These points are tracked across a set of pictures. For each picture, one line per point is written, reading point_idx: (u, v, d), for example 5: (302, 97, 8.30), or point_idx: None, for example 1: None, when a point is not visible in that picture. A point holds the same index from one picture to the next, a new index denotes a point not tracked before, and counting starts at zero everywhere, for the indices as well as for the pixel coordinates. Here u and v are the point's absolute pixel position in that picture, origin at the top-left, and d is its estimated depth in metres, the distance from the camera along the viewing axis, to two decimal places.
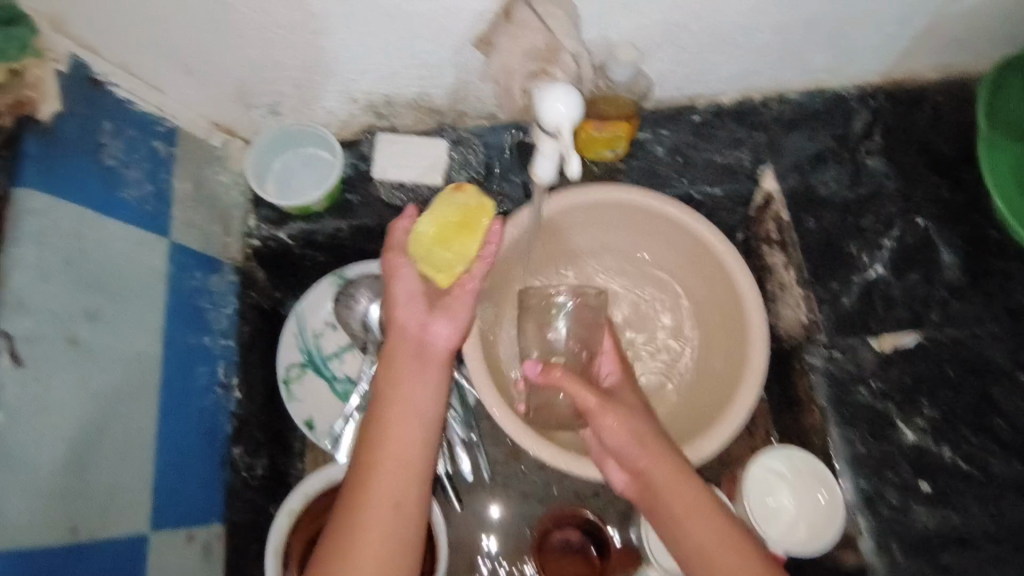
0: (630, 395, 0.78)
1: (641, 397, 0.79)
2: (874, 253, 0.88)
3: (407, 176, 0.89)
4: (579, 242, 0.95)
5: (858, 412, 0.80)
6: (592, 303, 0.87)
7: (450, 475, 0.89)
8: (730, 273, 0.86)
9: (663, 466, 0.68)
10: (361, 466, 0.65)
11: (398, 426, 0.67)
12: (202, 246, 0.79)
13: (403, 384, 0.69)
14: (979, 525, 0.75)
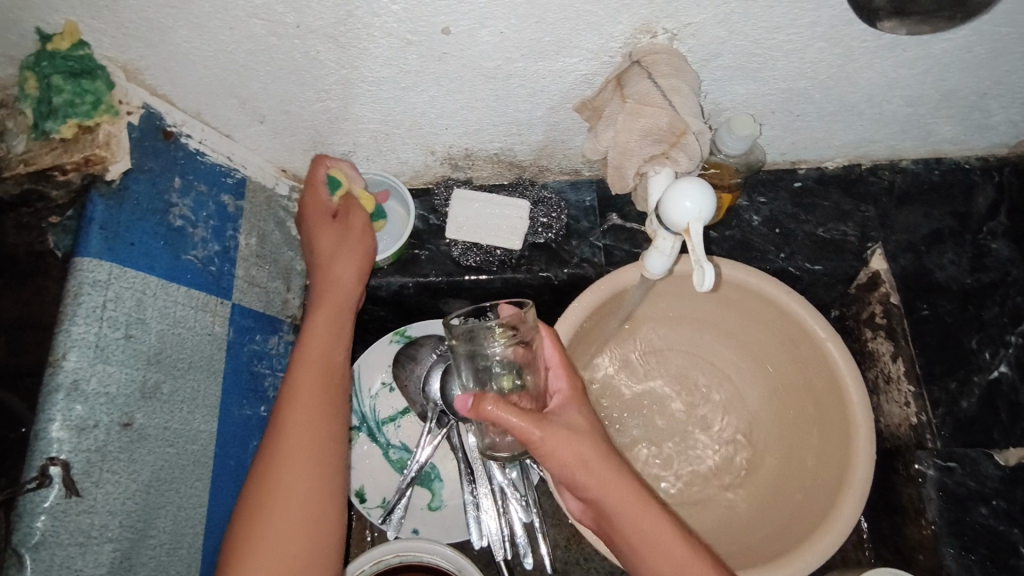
0: (575, 414, 0.67)
1: (590, 414, 0.68)
2: (997, 349, 0.79)
3: (483, 237, 0.83)
4: (656, 312, 0.87)
5: (977, 536, 0.71)
6: (526, 324, 0.67)
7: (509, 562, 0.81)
8: (832, 362, 0.77)
9: (641, 512, 0.62)
10: (262, 456, 0.61)
11: (294, 417, 0.63)
12: (263, 305, 0.73)
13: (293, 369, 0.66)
14: None
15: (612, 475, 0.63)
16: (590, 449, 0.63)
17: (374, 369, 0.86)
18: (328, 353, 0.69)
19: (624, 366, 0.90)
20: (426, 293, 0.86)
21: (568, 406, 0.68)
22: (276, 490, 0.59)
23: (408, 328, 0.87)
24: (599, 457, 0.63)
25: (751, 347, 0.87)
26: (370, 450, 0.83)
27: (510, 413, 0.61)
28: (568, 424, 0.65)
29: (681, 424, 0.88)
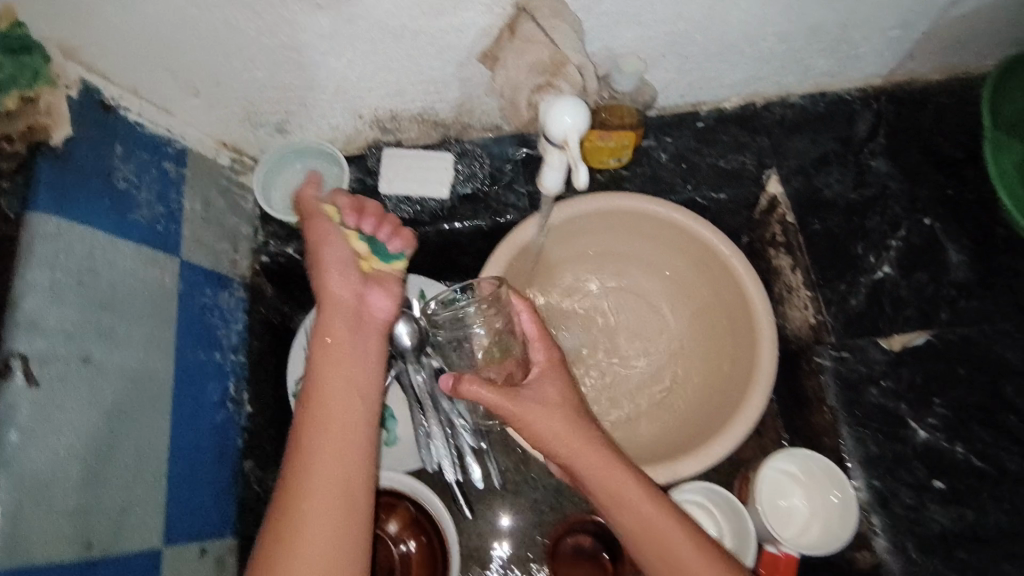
0: (550, 388, 0.71)
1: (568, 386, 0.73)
2: (880, 253, 0.88)
3: (413, 188, 0.90)
4: (580, 249, 0.96)
5: (870, 413, 0.80)
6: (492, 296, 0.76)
7: (460, 484, 0.89)
8: (738, 276, 0.86)
9: (627, 486, 0.66)
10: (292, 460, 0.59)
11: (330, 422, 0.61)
12: (212, 264, 0.79)
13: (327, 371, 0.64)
14: (993, 521, 0.75)
15: (592, 454, 0.67)
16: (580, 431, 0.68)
17: None
18: (346, 349, 0.66)
19: (557, 303, 0.97)
20: None
21: (550, 375, 0.72)
22: (303, 490, 0.57)
23: None
24: (579, 426, 0.69)
25: (670, 273, 0.96)
26: None
27: (485, 389, 0.69)
28: (542, 399, 0.70)
29: (612, 350, 0.96)
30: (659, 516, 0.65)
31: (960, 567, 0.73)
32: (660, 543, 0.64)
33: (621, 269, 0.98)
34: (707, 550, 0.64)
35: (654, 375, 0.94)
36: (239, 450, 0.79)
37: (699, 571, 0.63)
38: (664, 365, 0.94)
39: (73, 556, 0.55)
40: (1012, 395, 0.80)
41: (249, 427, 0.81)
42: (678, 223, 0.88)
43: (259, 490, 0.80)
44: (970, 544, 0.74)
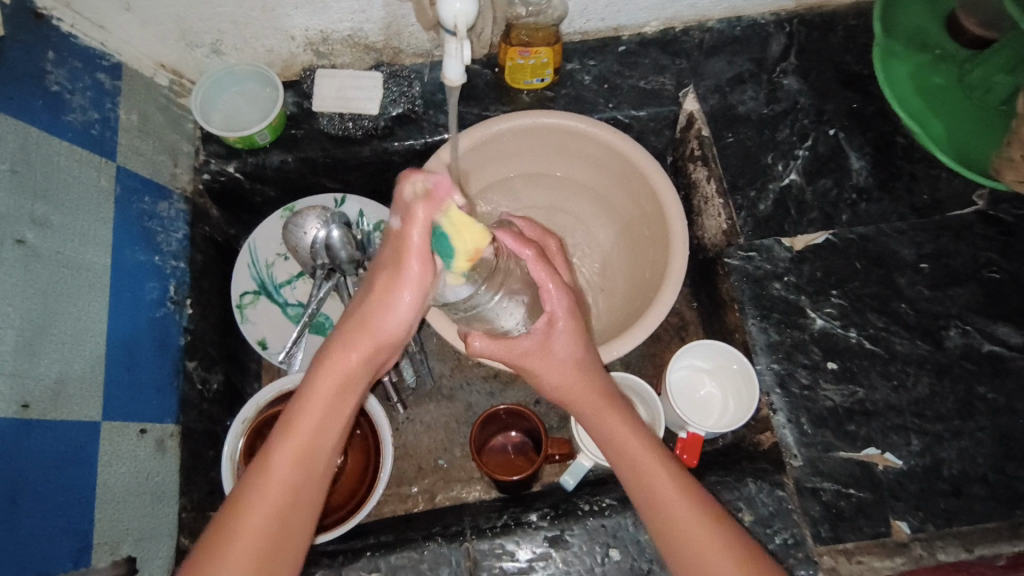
0: (570, 342, 0.65)
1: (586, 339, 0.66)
2: (789, 162, 0.93)
3: (345, 106, 0.94)
4: (512, 169, 1.00)
5: (773, 304, 0.86)
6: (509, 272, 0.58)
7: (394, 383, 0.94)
8: (655, 186, 0.90)
9: (636, 444, 0.66)
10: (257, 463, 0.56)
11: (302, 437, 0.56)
12: (150, 173, 0.84)
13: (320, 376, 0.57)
14: (882, 397, 0.81)
15: (617, 421, 0.67)
16: (603, 394, 0.68)
17: (267, 241, 0.97)
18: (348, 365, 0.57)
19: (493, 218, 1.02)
20: (307, 167, 0.97)
21: (561, 328, 0.64)
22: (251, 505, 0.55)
23: (296, 203, 0.98)
24: (592, 380, 0.67)
25: (599, 191, 1.00)
26: (270, 308, 0.95)
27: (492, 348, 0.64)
28: (562, 355, 0.65)
29: None
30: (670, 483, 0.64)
31: (849, 437, 0.79)
32: (662, 505, 0.63)
33: (552, 189, 1.02)
34: (716, 520, 0.62)
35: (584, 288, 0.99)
36: (183, 348, 0.83)
37: (705, 542, 0.61)
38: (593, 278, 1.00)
39: (11, 413, 0.59)
40: (904, 285, 0.86)
41: (193, 329, 0.85)
42: (598, 137, 0.92)
43: (202, 388, 0.85)
44: (859, 417, 0.80)
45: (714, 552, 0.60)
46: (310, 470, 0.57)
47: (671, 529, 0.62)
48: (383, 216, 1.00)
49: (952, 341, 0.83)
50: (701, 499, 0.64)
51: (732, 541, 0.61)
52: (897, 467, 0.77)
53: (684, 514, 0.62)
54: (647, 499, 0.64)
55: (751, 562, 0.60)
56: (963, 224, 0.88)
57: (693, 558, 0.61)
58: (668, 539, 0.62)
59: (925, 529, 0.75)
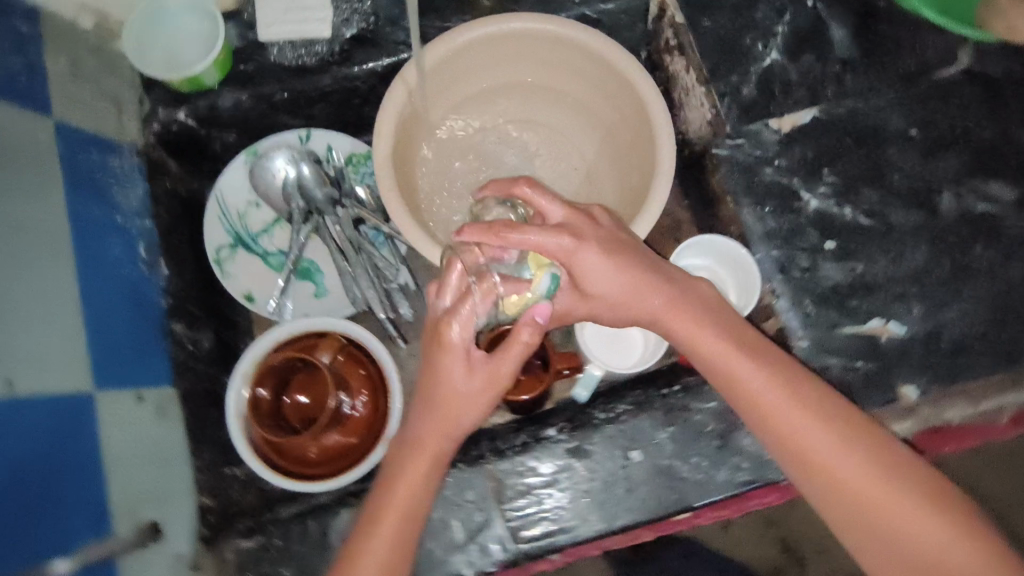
0: (595, 256, 0.64)
1: (603, 249, 0.65)
2: (769, 41, 0.89)
3: (294, 33, 0.87)
4: (492, 79, 0.93)
5: (766, 190, 0.85)
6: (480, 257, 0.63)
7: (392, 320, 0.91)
8: (637, 87, 0.84)
9: (789, 394, 0.65)
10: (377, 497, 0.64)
11: (403, 485, 0.64)
12: (93, 126, 0.78)
13: (425, 420, 0.65)
14: (881, 269, 0.81)
15: (688, 323, 0.68)
16: (704, 323, 0.68)
17: (235, 189, 0.91)
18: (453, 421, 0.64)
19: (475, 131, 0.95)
20: (265, 105, 0.90)
21: (577, 256, 0.64)
22: (367, 544, 0.62)
23: (258, 144, 0.91)
24: (677, 308, 0.68)
25: (580, 98, 0.93)
26: (250, 259, 0.91)
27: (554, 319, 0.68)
28: (591, 271, 0.65)
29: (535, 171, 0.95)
30: (796, 405, 0.64)
31: (852, 313, 0.80)
32: (793, 425, 0.64)
33: (534, 97, 0.95)
34: (847, 426, 0.64)
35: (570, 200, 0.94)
36: (165, 311, 0.81)
37: (838, 453, 0.63)
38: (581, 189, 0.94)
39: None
40: (895, 155, 0.84)
41: (170, 289, 0.82)
42: (578, 42, 0.85)
43: (194, 349, 0.82)
44: (861, 292, 0.80)
45: (878, 482, 0.62)
46: (410, 520, 0.63)
47: (803, 446, 0.64)
48: (353, 148, 0.94)
49: (946, 206, 0.82)
50: (844, 419, 0.64)
51: (863, 446, 0.63)
52: (900, 335, 0.78)
53: (811, 436, 0.63)
54: (775, 425, 0.65)
55: (908, 487, 0.61)
56: (951, 85, 0.86)
57: (883, 515, 0.61)
58: (802, 456, 0.64)
59: (930, 390, 0.77)
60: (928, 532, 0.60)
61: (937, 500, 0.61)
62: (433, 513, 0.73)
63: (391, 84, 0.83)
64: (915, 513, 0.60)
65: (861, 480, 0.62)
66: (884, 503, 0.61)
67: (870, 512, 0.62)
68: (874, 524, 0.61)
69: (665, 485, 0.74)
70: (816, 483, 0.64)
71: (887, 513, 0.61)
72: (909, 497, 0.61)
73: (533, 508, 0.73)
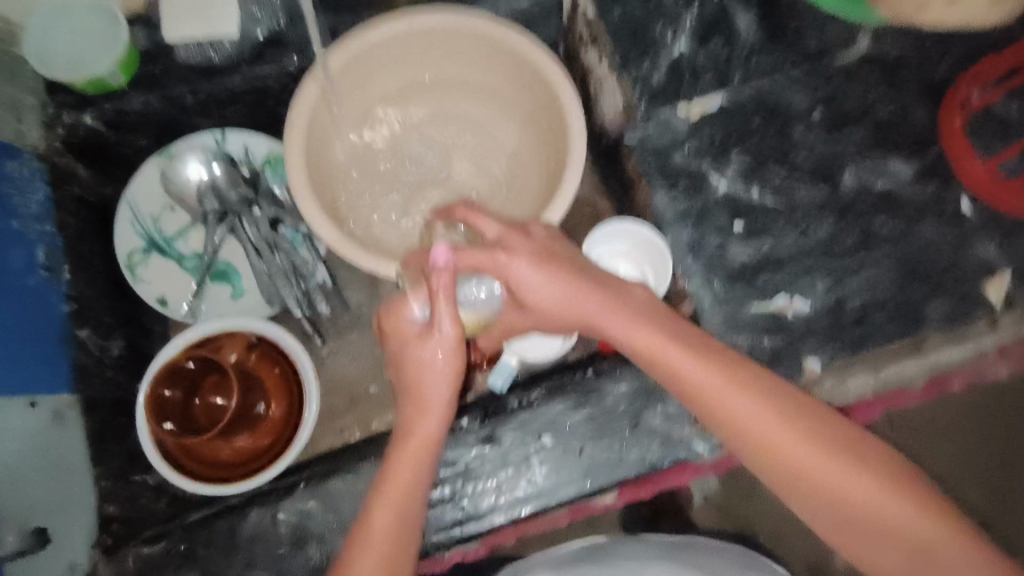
0: (525, 269, 0.67)
1: (536, 261, 0.67)
2: (678, 28, 0.88)
3: (199, 31, 0.85)
4: (409, 77, 0.91)
5: (678, 173, 0.85)
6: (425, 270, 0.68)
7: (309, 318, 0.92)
8: (548, 77, 0.84)
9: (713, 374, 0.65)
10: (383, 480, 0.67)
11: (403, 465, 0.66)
12: None
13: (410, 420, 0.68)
14: (788, 245, 0.82)
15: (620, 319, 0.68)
16: (634, 319, 0.68)
17: (147, 192, 0.89)
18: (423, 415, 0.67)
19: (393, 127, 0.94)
20: (175, 107, 0.89)
21: (509, 269, 0.67)
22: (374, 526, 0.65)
23: (171, 146, 0.88)
24: (609, 306, 0.68)
25: (498, 91, 0.92)
26: (164, 263, 0.89)
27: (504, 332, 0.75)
28: (521, 284, 0.67)
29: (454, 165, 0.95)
30: (732, 392, 0.64)
31: (760, 288, 0.81)
32: (731, 414, 0.64)
33: (451, 94, 0.94)
34: (782, 409, 0.64)
35: (492, 194, 0.94)
36: (69, 316, 0.79)
37: (777, 433, 0.64)
38: (501, 183, 0.94)
39: None
40: (800, 135, 0.86)
41: (76, 295, 0.81)
42: (488, 35, 0.85)
43: (102, 355, 0.81)
44: (769, 269, 0.82)
45: (815, 456, 0.63)
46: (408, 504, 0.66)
47: (744, 433, 0.64)
48: (269, 149, 0.91)
49: (848, 183, 0.84)
50: (779, 395, 0.65)
51: (798, 420, 0.64)
52: (805, 310, 0.80)
53: (745, 413, 0.64)
54: (717, 414, 0.65)
55: (837, 451, 0.63)
56: (852, 66, 0.88)
57: (820, 487, 0.63)
58: (745, 441, 0.65)
59: (836, 360, 0.78)
60: (864, 490, 0.62)
61: (863, 458, 0.63)
62: (345, 506, 0.72)
63: (302, 81, 0.81)
64: (856, 476, 0.62)
65: (806, 457, 0.63)
66: (817, 468, 0.63)
67: (804, 483, 0.63)
68: (822, 490, 0.63)
69: (578, 466, 0.74)
70: (768, 466, 0.64)
71: (817, 473, 0.63)
72: (832, 451, 0.63)
73: (446, 496, 0.75)
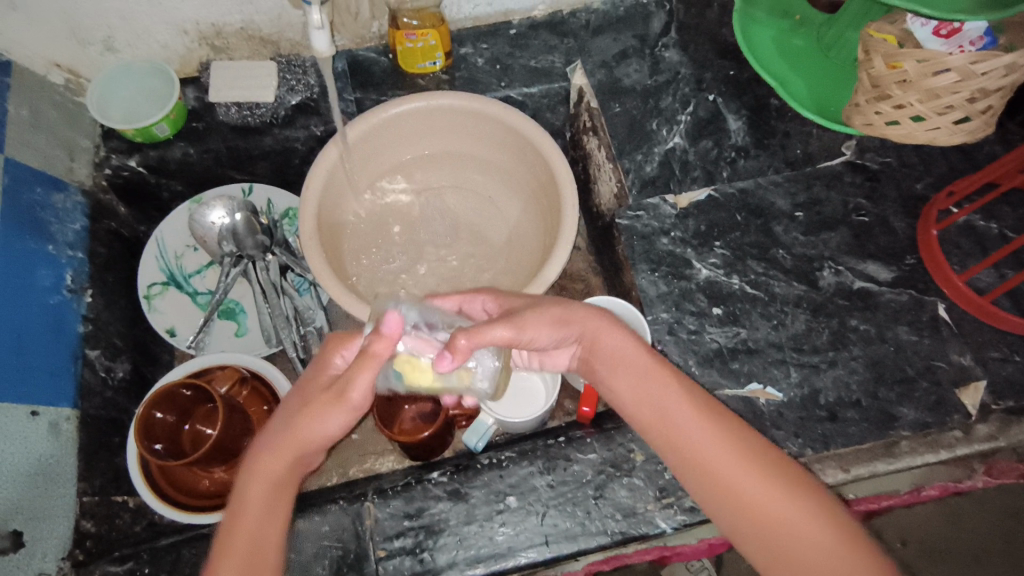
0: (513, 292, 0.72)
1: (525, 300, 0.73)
2: (672, 127, 0.98)
3: (240, 95, 0.97)
4: (423, 148, 1.00)
5: (661, 257, 0.90)
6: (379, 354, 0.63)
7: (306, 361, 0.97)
8: (547, 158, 0.91)
9: (682, 401, 0.64)
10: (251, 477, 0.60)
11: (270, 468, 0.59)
12: (41, 164, 0.86)
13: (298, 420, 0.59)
14: (762, 335, 0.85)
15: (603, 332, 0.68)
16: (624, 351, 0.67)
17: (175, 233, 0.98)
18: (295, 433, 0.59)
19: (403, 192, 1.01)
20: (212, 160, 1.00)
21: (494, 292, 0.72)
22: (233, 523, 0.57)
23: (202, 194, 0.98)
24: (606, 330, 0.69)
25: (503, 167, 1.00)
26: (178, 298, 0.96)
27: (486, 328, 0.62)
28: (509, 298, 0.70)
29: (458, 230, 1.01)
30: (700, 425, 0.63)
31: (733, 374, 0.83)
32: (698, 448, 0.62)
33: (461, 166, 1.02)
34: (750, 451, 0.62)
35: (490, 262, 0.99)
36: (83, 336, 0.85)
37: (744, 475, 0.60)
38: (501, 251, 0.99)
39: None
40: (781, 232, 0.91)
41: (93, 317, 0.88)
42: (495, 116, 0.93)
43: (107, 376, 0.87)
44: (742, 355, 0.84)
45: (780, 504, 0.59)
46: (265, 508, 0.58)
47: (712, 473, 0.61)
48: (290, 204, 1.01)
49: (826, 281, 0.88)
50: (747, 440, 0.63)
51: (768, 465, 0.61)
52: (778, 399, 0.82)
53: (708, 448, 0.62)
54: (685, 451, 0.63)
55: (805, 503, 0.59)
56: (834, 174, 0.94)
57: (780, 544, 0.58)
58: (713, 482, 0.61)
59: (804, 454, 0.79)
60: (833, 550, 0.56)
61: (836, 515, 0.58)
62: (308, 546, 0.75)
63: (323, 146, 0.90)
64: (829, 541, 0.57)
65: (771, 507, 0.59)
66: (783, 517, 0.58)
67: (766, 536, 0.59)
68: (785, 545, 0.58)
69: (538, 530, 0.75)
70: (729, 512, 0.61)
71: (782, 525, 0.58)
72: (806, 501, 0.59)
73: (406, 548, 0.75)
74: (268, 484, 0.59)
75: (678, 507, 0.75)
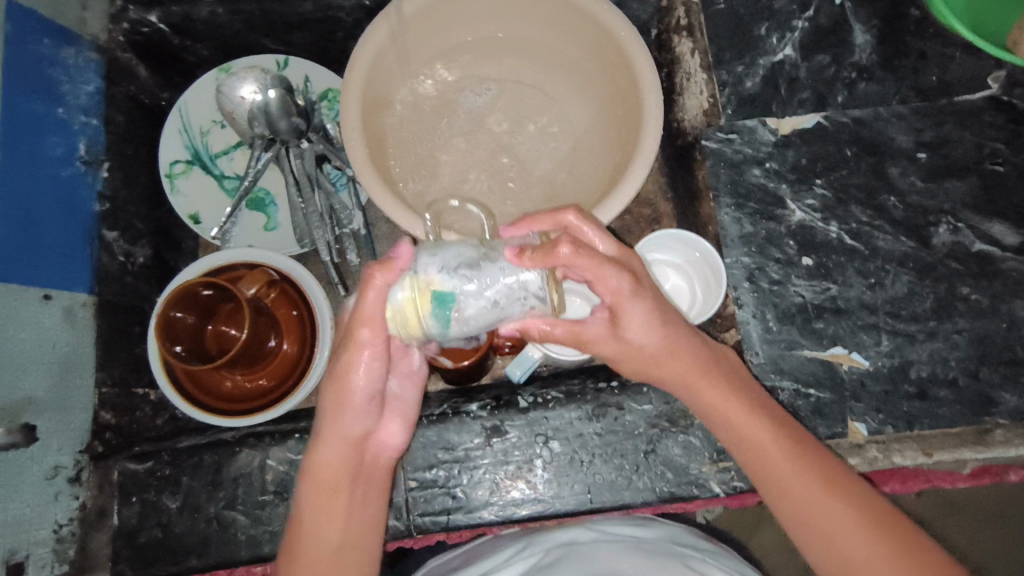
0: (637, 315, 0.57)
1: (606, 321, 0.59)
2: (785, 34, 0.82)
3: None
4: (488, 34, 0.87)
5: (749, 191, 0.78)
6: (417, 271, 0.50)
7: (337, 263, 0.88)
8: (630, 58, 0.76)
9: (748, 416, 0.60)
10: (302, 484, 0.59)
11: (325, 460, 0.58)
12: (50, 12, 0.74)
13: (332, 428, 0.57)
14: (856, 294, 0.75)
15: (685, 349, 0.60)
16: (697, 363, 0.61)
17: (202, 104, 0.87)
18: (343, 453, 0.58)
19: (456, 81, 0.88)
20: (244, 24, 0.87)
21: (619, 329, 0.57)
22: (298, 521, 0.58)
23: (231, 63, 0.86)
24: (670, 362, 0.60)
25: (576, 63, 0.86)
26: (204, 179, 0.87)
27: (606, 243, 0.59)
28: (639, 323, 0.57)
29: (516, 132, 0.88)
30: (766, 429, 0.59)
31: (815, 335, 0.74)
32: (761, 450, 0.59)
33: (526, 58, 0.88)
34: (825, 468, 0.57)
35: (549, 175, 0.87)
36: (98, 215, 0.78)
37: (844, 528, 0.55)
38: (562, 164, 0.87)
39: None
40: (895, 176, 0.77)
41: (110, 194, 0.80)
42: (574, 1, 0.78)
43: (126, 261, 0.80)
44: (829, 315, 0.74)
45: (847, 526, 0.55)
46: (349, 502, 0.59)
47: (773, 474, 0.58)
48: (330, 83, 0.88)
49: (940, 239, 0.76)
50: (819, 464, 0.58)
51: (874, 523, 0.55)
52: (863, 368, 0.73)
53: (783, 465, 0.58)
54: (750, 453, 0.60)
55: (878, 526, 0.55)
56: (971, 110, 0.78)
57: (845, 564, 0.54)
58: (794, 513, 0.57)
59: (883, 431, 0.72)
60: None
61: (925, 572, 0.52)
62: None
63: (373, 20, 0.77)
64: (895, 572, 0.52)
65: (843, 528, 0.55)
66: (815, 506, 0.56)
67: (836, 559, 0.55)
68: (815, 529, 0.56)
69: (581, 482, 0.70)
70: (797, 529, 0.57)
71: (813, 513, 0.56)
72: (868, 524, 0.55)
73: (439, 481, 0.71)
74: (325, 487, 0.58)
75: (735, 473, 0.69)
